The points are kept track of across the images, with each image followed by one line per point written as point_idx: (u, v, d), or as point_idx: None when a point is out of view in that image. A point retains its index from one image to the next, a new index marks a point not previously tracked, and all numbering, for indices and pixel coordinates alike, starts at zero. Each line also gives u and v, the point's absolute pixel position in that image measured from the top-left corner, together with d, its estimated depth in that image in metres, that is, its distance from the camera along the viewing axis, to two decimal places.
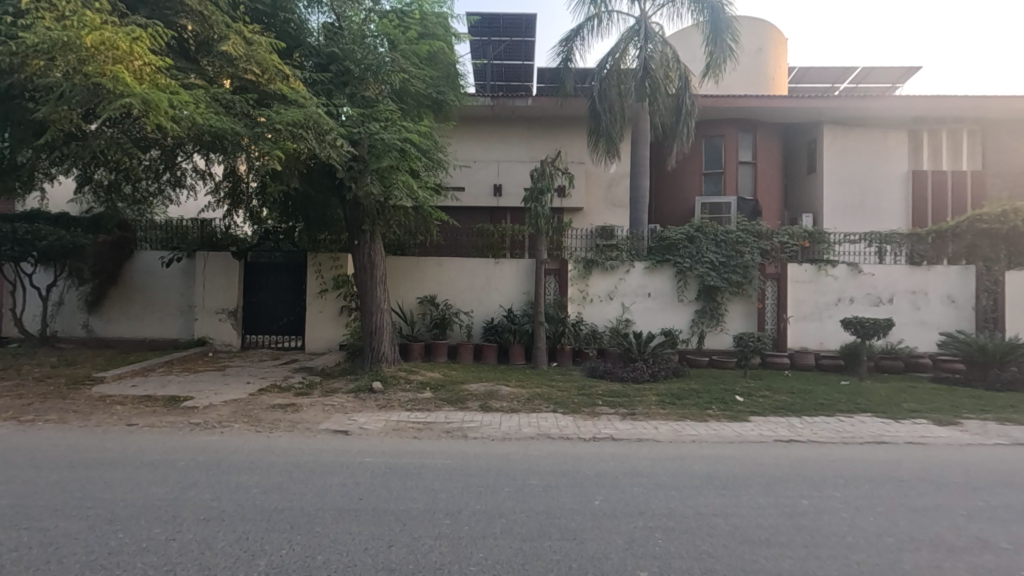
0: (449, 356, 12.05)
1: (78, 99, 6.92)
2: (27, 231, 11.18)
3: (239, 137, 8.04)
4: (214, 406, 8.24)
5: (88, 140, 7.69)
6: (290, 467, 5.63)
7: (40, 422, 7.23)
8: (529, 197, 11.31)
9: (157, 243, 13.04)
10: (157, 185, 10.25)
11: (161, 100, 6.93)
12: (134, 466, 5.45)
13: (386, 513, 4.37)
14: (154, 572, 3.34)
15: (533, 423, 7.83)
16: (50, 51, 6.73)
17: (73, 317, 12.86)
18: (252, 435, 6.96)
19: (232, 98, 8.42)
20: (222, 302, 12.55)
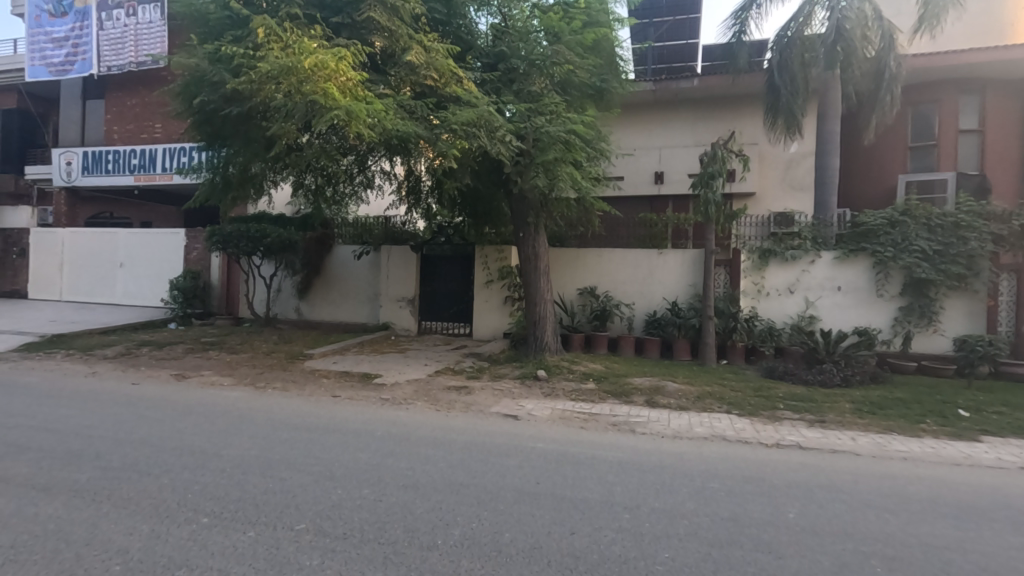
0: (609, 349, 11.91)
1: (297, 115, 8.06)
2: (257, 230, 13.43)
3: (420, 139, 8.75)
4: (399, 384, 9.16)
5: (303, 151, 8.96)
6: (470, 445, 6.01)
7: (269, 389, 8.69)
8: (697, 184, 10.61)
9: (349, 238, 14.80)
10: (352, 187, 11.61)
11: (359, 110, 7.85)
12: (341, 432, 6.25)
13: (564, 500, 4.42)
14: (368, 527, 3.78)
15: (705, 423, 7.38)
16: (278, 77, 7.92)
17: (288, 302, 15.21)
18: (433, 413, 7.59)
19: (415, 103, 9.18)
20: (402, 291, 13.85)
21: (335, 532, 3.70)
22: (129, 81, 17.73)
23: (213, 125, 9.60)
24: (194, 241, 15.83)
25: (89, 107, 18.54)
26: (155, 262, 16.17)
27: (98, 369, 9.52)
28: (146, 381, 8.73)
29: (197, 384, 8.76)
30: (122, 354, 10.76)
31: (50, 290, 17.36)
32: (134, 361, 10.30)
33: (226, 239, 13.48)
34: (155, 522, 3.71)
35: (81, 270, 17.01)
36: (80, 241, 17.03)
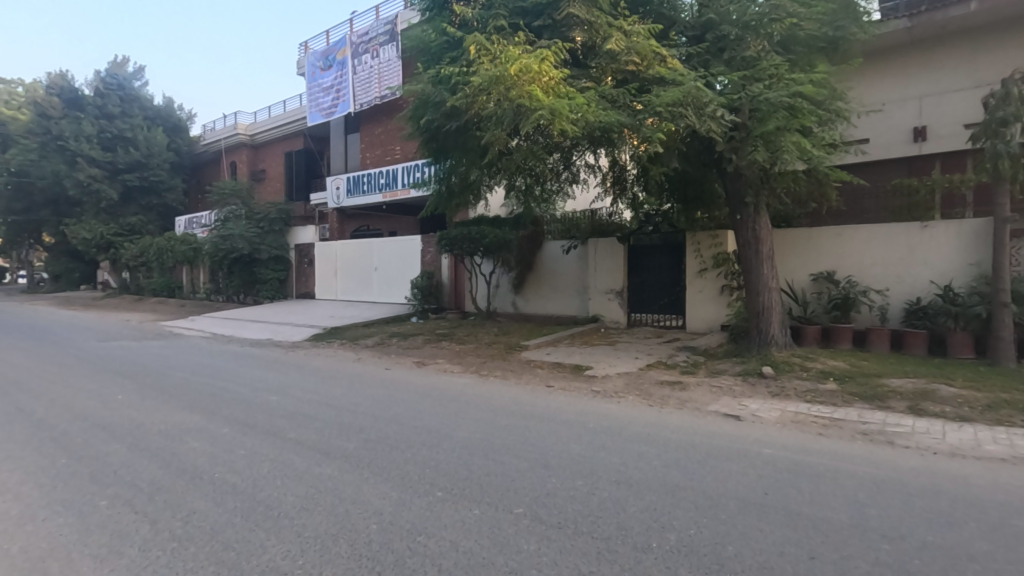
0: (856, 345, 10.09)
1: (507, 120, 8.56)
2: (477, 232, 14.68)
3: (623, 127, 8.56)
4: (610, 377, 9.14)
5: (513, 154, 9.52)
6: (686, 445, 5.66)
7: (491, 377, 9.46)
8: (980, 135, 8.34)
9: (558, 234, 15.32)
10: (559, 184, 11.96)
11: (562, 107, 8.03)
12: (555, 422, 6.46)
13: (800, 516, 3.86)
14: (581, 519, 3.81)
15: (1000, 441, 5.76)
16: (489, 88, 8.51)
17: (506, 297, 16.40)
18: (645, 408, 7.37)
19: (616, 92, 9.02)
20: (610, 283, 13.78)
21: (551, 520, 3.81)
22: (376, 114, 21.08)
23: (438, 141, 10.76)
24: (428, 246, 18.12)
25: (349, 140, 22.51)
26: (399, 265, 18.96)
27: (361, 356, 11.51)
28: (395, 367, 10.27)
29: (433, 371, 9.99)
30: (378, 344, 12.83)
31: (329, 291, 21.64)
32: (387, 349, 12.20)
33: (452, 242, 15.04)
34: (402, 491, 4.29)
35: (349, 274, 20.84)
36: (347, 251, 20.87)
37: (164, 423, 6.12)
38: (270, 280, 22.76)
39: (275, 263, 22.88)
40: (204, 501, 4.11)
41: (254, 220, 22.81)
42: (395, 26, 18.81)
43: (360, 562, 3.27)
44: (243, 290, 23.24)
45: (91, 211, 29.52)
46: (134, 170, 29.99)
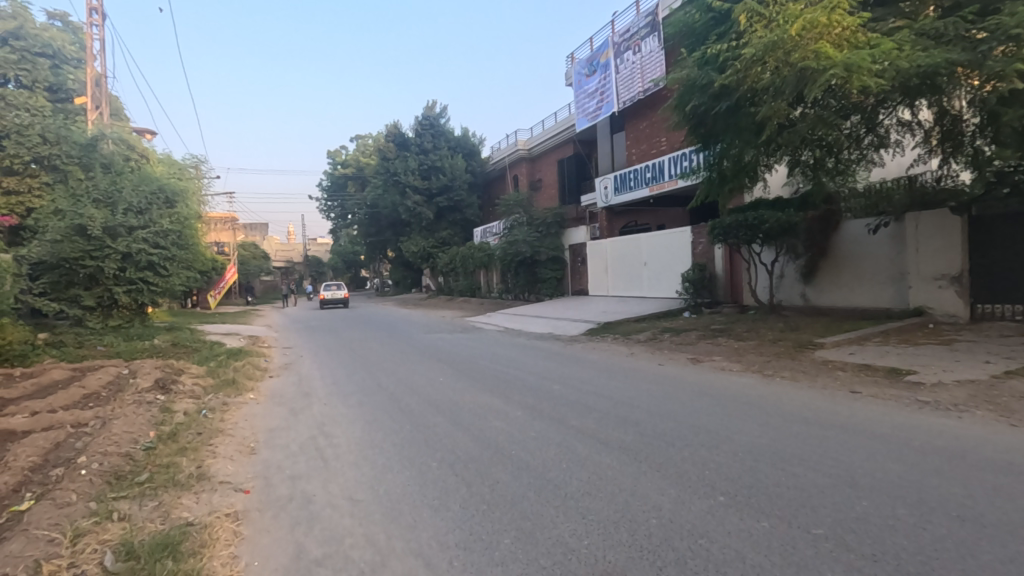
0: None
1: (788, 88, 7.61)
2: (754, 217, 13.14)
3: (955, 66, 6.74)
4: (944, 385, 7.25)
5: (797, 125, 8.40)
6: None
7: (778, 377, 8.48)
8: None
9: (860, 211, 12.93)
10: (860, 151, 10.11)
11: (862, 59, 6.75)
12: (865, 435, 5.44)
13: None
14: (905, 556, 3.13)
15: None
16: (763, 57, 7.70)
17: (793, 288, 14.55)
18: (1003, 428, 5.63)
19: (944, 23, 7.17)
20: (943, 266, 10.89)
21: (862, 550, 3.23)
22: (641, 108, 21.13)
23: (707, 125, 10.14)
24: (700, 236, 17.30)
25: (614, 139, 23.07)
26: (669, 258, 18.60)
27: (634, 350, 11.69)
28: (669, 363, 10.11)
29: (710, 368, 9.49)
30: (650, 339, 12.82)
31: (601, 287, 22.58)
32: (659, 345, 12.09)
33: (726, 230, 13.73)
34: (681, 490, 4.20)
35: (619, 270, 21.36)
36: (617, 248, 21.44)
37: (473, 403, 7.28)
38: (550, 279, 24.98)
39: (553, 264, 25.11)
40: (505, 474, 4.76)
41: (534, 226, 25.33)
42: (656, 16, 18.41)
43: (641, 553, 3.33)
44: (527, 289, 26.01)
45: (417, 229, 37.09)
46: (444, 193, 36.49)
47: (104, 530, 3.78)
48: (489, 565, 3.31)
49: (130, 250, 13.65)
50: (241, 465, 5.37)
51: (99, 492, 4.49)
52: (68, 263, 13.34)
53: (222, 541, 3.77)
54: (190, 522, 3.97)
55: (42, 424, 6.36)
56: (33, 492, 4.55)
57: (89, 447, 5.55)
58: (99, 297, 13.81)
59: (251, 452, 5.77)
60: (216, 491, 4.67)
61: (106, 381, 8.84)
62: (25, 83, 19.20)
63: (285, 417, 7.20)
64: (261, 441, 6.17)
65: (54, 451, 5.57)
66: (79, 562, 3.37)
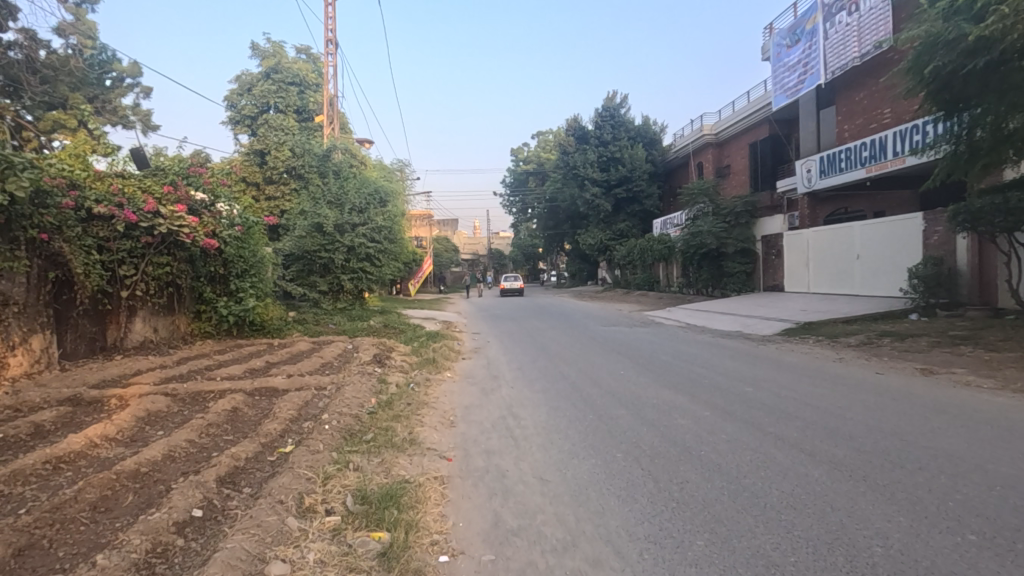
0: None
1: None
2: (1019, 198, 10.49)
3: None
4: None
5: None
6: None
7: None
8: None
9: None
10: None
11: None
12: None
13: None
14: None
15: None
16: None
17: None
18: None
19: None
20: None
21: None
22: (857, 76, 18.30)
23: (954, 89, 8.42)
24: (935, 224, 14.44)
25: (822, 115, 20.35)
26: (891, 251, 15.87)
27: (844, 355, 10.23)
28: (890, 372, 8.64)
29: (949, 382, 7.87)
30: (865, 344, 11.09)
31: (801, 283, 20.21)
32: (878, 351, 10.39)
33: (975, 216, 11.26)
34: (914, 519, 3.59)
35: (825, 264, 18.88)
36: (822, 239, 18.96)
37: (656, 398, 7.11)
38: (738, 273, 23.15)
39: (743, 257, 23.20)
40: (695, 474, 4.56)
41: (721, 216, 23.63)
42: None
43: None
44: (711, 284, 24.44)
45: (595, 222, 37.19)
46: (623, 184, 36.00)
47: (345, 476, 4.54)
48: (682, 564, 3.22)
49: (354, 244, 16.08)
50: (444, 435, 5.99)
51: (338, 444, 5.41)
52: (309, 255, 16.15)
53: (433, 499, 4.27)
54: (407, 479, 4.56)
55: (295, 385, 7.84)
56: (293, 438, 5.66)
57: (329, 407, 6.71)
58: (330, 283, 16.41)
59: (451, 425, 6.40)
60: (425, 456, 5.29)
61: (338, 354, 10.56)
62: (280, 108, 23.63)
63: (478, 397, 7.82)
64: (459, 416, 6.81)
65: (305, 407, 6.84)
66: (329, 500, 4.11)
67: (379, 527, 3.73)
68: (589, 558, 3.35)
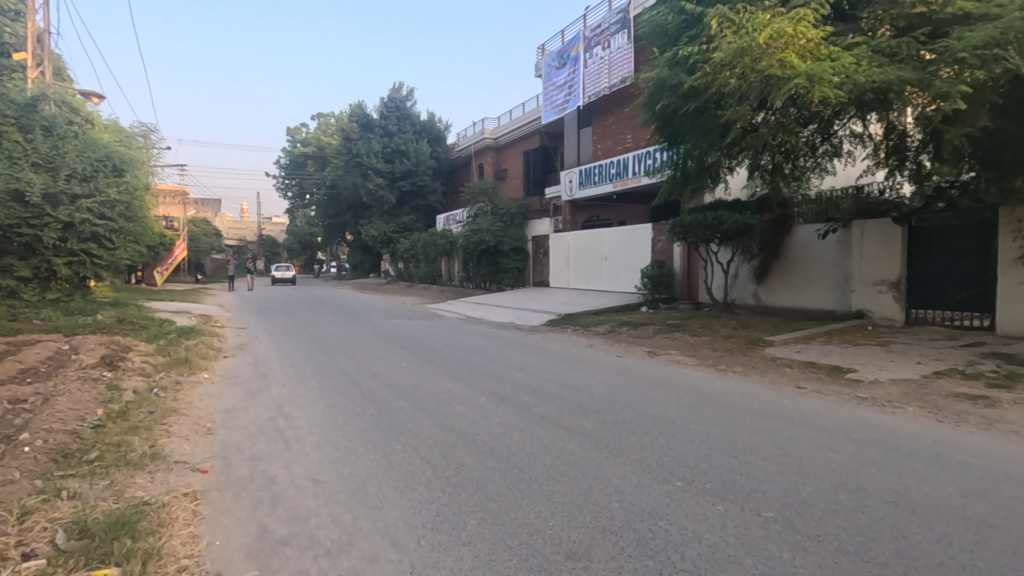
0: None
1: (753, 95, 7.85)
2: (713, 218, 13.54)
3: (908, 84, 7.10)
4: (881, 383, 7.59)
5: (758, 131, 8.68)
6: (995, 473, 4.41)
7: (729, 372, 8.76)
8: None
9: (811, 217, 13.28)
10: (815, 160, 10.56)
11: (824, 71, 7.01)
12: (808, 426, 5.70)
13: None
14: (846, 537, 3.33)
15: None
16: (731, 62, 7.94)
17: (745, 288, 14.90)
18: (932, 424, 5.88)
19: (899, 41, 7.52)
20: (883, 272, 11.32)
21: (808, 531, 3.42)
22: (609, 104, 21.39)
23: (674, 125, 10.41)
24: (660, 234, 17.73)
25: (581, 134, 23.25)
26: (629, 254, 19.00)
27: (594, 342, 11.92)
28: (627, 355, 10.35)
29: (666, 361, 9.79)
30: (609, 332, 13.10)
31: (562, 280, 22.83)
32: (618, 338, 12.37)
33: (686, 229, 14.12)
34: (640, 475, 4.37)
35: (580, 263, 21.69)
36: (579, 241, 21.73)
37: (435, 389, 7.29)
38: (511, 270, 25.09)
39: (516, 254, 25.19)
40: (470, 458, 4.81)
41: (498, 216, 25.30)
42: (627, 13, 18.61)
43: (603, 532, 3.46)
44: (489, 279, 26.03)
45: (378, 213, 36.51)
46: (407, 177, 36.01)
47: (54, 509, 3.63)
48: (456, 544, 3.37)
49: (73, 220, 12.89)
50: (197, 445, 5.23)
51: (45, 469, 4.30)
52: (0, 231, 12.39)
53: (182, 519, 3.70)
54: (146, 501, 3.86)
55: None
56: None
57: (31, 423, 5.30)
58: (35, 268, 12.93)
59: (207, 432, 5.62)
60: (172, 471, 4.55)
61: (46, 357, 8.40)
62: None
63: (242, 399, 7.00)
64: (218, 421, 6.02)
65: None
66: (28, 541, 3.25)
67: (104, 563, 3.07)
68: (366, 554, 3.28)
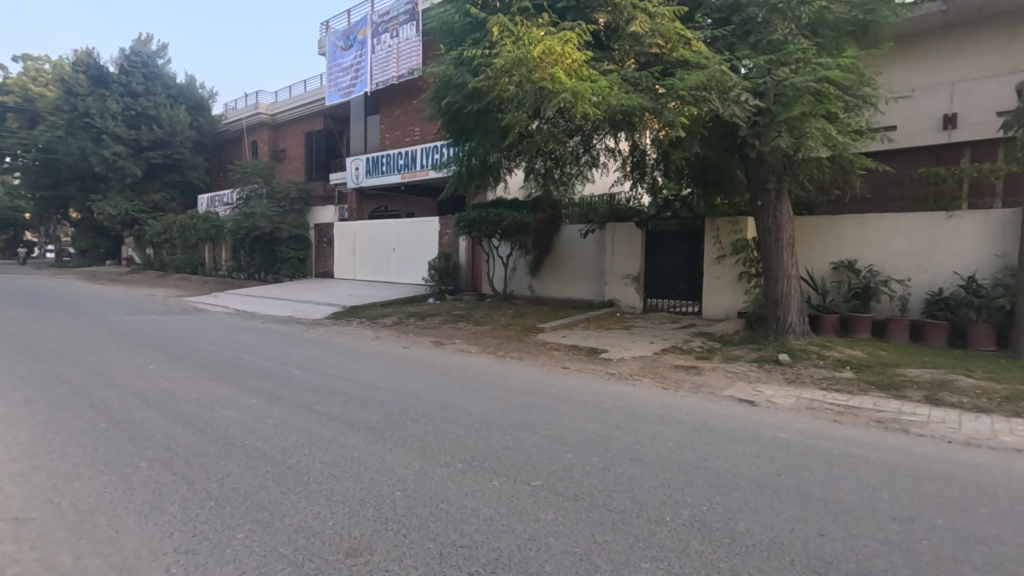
0: (912, 338, 9.42)
1: (528, 103, 8.55)
2: (495, 214, 14.45)
3: (646, 111, 8.50)
4: (625, 360, 9.05)
5: (533, 137, 9.48)
6: (699, 426, 5.63)
7: (507, 358, 9.49)
8: (1010, 124, 8.19)
9: (575, 218, 15.06)
10: (578, 168, 11.96)
11: (584, 90, 7.99)
12: (570, 401, 6.50)
13: (810, 497, 3.93)
14: (596, 493, 3.90)
15: (1019, 432, 5.67)
16: (510, 70, 8.53)
17: (522, 280, 16.23)
18: (660, 391, 7.25)
19: (640, 74, 8.97)
20: (628, 268, 13.45)
21: (567, 492, 3.91)
22: (397, 94, 21.12)
23: (459, 123, 10.77)
24: (446, 227, 18.24)
25: (368, 121, 22.56)
26: (417, 246, 19.14)
27: (380, 334, 11.73)
28: (413, 346, 10.44)
29: (451, 350, 10.15)
30: (397, 323, 13.05)
31: (347, 271, 21.92)
32: (405, 329, 12.40)
33: (470, 223, 14.80)
34: (424, 461, 4.46)
35: (367, 254, 21.10)
36: (365, 231, 21.11)
37: (194, 393, 6.36)
38: (290, 259, 23.13)
39: (296, 243, 23.27)
40: (238, 466, 4.33)
41: (275, 200, 23.08)
42: (415, 5, 18.64)
43: (387, 523, 3.45)
44: (264, 269, 23.61)
45: (116, 188, 30.17)
46: (158, 147, 30.51)
47: None
48: (220, 564, 3.01)
49: None
50: None
51: None
52: None
53: None
54: None
55: None
56: None
57: None
58: None
59: None
60: None
61: None
62: None
63: None
64: None
65: None
66: None
67: None
68: None
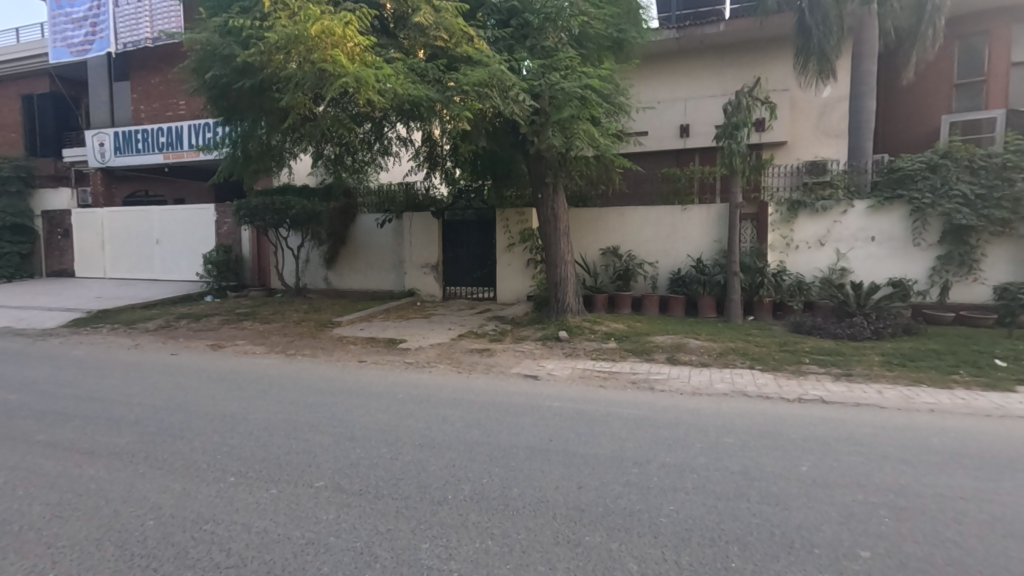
0: (660, 310, 11.33)
1: (308, 85, 8.03)
2: (282, 202, 13.30)
3: (433, 102, 8.61)
4: (423, 348, 9.19)
5: (317, 121, 8.93)
6: (486, 404, 6.01)
7: (299, 356, 8.91)
8: (721, 136, 10.26)
9: (371, 207, 14.65)
10: (370, 156, 11.62)
11: (368, 76, 7.77)
12: (364, 395, 6.38)
13: (575, 455, 4.50)
14: (382, 483, 3.92)
15: (727, 379, 7.28)
16: (287, 47, 7.89)
17: (316, 272, 15.28)
18: (454, 375, 7.55)
19: (427, 65, 9.04)
20: (426, 257, 13.63)
21: (352, 488, 3.85)
22: (152, 59, 17.97)
23: (229, 99, 9.62)
24: (224, 216, 16.24)
25: (115, 89, 18.69)
26: (189, 237, 16.72)
27: (140, 341, 10.01)
28: (183, 352, 9.14)
29: (232, 353, 9.14)
30: (162, 327, 11.27)
31: (95, 269, 18.19)
32: (173, 333, 10.78)
33: (252, 212, 13.42)
34: (185, 482, 3.96)
35: (120, 247, 17.73)
36: (117, 221, 17.71)
37: None
38: (6, 255, 18.10)
39: (13, 234, 18.27)
40: None
41: None
42: None
43: (131, 561, 2.99)
44: None
45: None
46: None
47: None
48: None
49: None
50: None
51: None
52: None
53: None
54: None
55: None
56: None
57: None
58: None
59: None
60: None
61: None
62: None
63: None
64: None
65: None
66: None
67: None
68: None
